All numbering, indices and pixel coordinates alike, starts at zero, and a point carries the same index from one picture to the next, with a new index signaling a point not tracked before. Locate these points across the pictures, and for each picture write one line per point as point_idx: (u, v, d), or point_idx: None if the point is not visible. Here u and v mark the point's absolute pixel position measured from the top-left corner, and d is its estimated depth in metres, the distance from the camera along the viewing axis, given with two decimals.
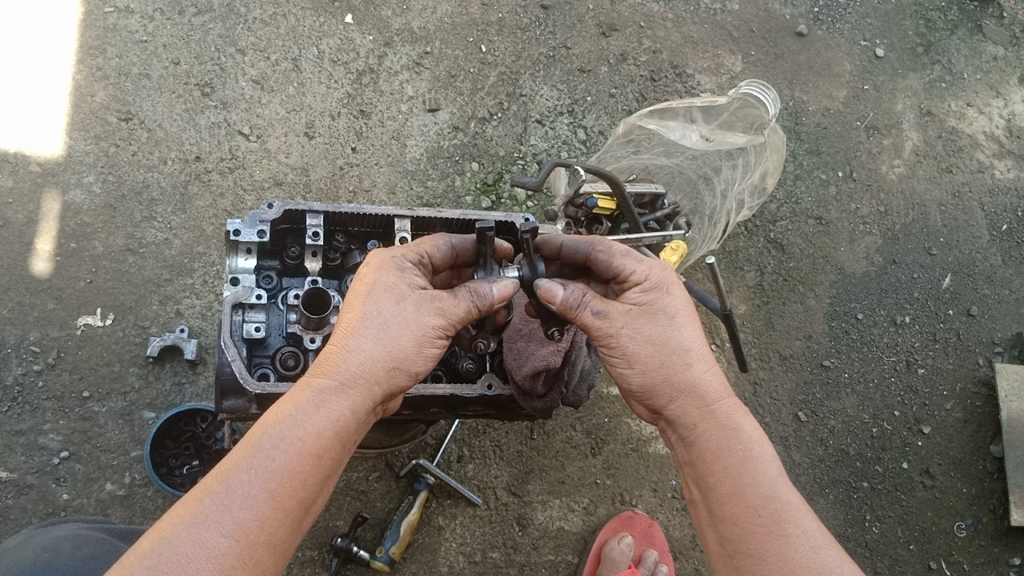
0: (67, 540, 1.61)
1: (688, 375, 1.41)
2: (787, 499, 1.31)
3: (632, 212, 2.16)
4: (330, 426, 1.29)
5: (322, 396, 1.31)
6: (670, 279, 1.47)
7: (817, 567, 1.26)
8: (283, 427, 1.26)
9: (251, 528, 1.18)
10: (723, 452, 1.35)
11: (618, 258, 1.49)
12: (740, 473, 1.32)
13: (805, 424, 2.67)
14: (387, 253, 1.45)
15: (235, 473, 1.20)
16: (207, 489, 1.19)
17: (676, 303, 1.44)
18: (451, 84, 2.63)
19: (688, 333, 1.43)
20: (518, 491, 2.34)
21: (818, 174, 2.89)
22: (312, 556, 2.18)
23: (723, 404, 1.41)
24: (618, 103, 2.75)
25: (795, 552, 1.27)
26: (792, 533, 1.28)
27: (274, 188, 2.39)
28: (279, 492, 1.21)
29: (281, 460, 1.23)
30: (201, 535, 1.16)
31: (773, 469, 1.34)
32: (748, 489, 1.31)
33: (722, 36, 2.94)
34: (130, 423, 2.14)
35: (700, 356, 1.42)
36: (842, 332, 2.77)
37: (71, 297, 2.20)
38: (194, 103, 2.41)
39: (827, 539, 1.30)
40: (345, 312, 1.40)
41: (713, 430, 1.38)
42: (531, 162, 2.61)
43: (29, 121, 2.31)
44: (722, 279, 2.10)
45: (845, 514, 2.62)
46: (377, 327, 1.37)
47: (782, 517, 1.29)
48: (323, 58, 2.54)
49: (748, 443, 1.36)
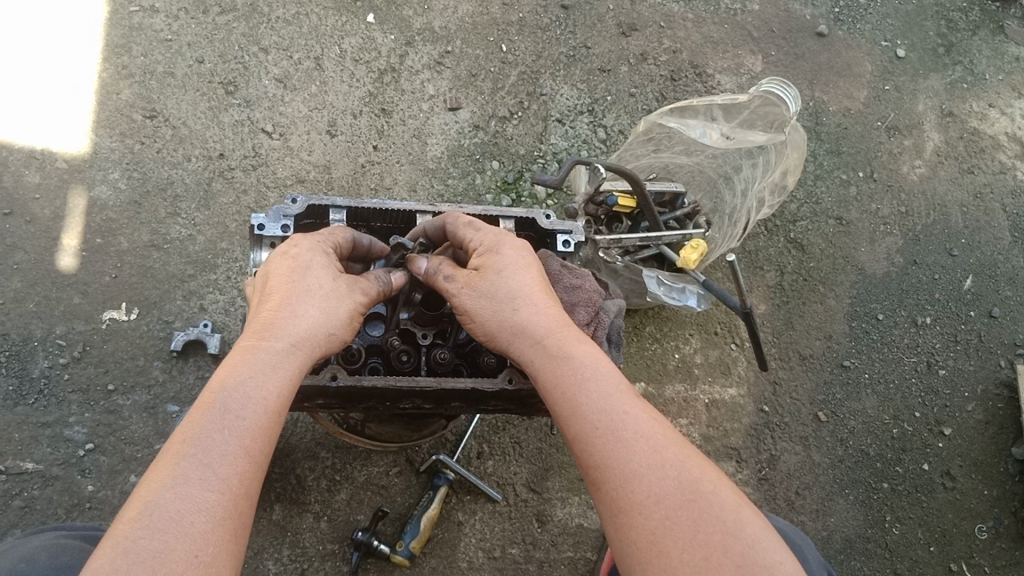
0: (47, 550, 1.51)
1: (512, 321, 1.45)
2: (623, 411, 1.31)
3: (653, 211, 2.22)
4: (283, 383, 1.29)
5: (273, 356, 1.30)
6: (506, 240, 1.54)
7: (654, 464, 1.24)
8: (240, 387, 1.24)
9: (235, 482, 1.16)
10: (557, 381, 1.37)
11: (464, 229, 1.60)
12: (573, 400, 1.34)
13: (825, 425, 2.66)
14: (299, 235, 1.48)
15: (207, 433, 1.17)
16: (181, 450, 1.16)
17: (506, 261, 1.50)
18: (472, 84, 2.64)
19: (519, 279, 1.47)
20: (537, 488, 2.35)
21: (838, 174, 2.89)
22: (334, 549, 2.18)
23: (558, 337, 1.42)
24: (638, 103, 2.76)
25: (633, 453, 1.26)
26: (626, 437, 1.28)
27: (297, 185, 2.41)
28: (252, 449, 1.20)
29: (247, 417, 1.22)
30: (190, 491, 1.12)
31: (603, 388, 1.34)
32: (585, 410, 1.32)
33: (742, 36, 2.94)
34: (155, 416, 2.16)
35: (527, 300, 1.46)
36: (862, 332, 2.77)
37: (96, 292, 2.22)
38: (218, 101, 2.43)
39: (666, 438, 1.29)
40: (274, 282, 1.39)
41: (548, 365, 1.39)
42: (551, 160, 2.63)
43: (54, 119, 2.33)
44: (741, 277, 2.12)
45: (864, 515, 2.61)
46: (312, 298, 1.38)
47: (614, 427, 1.29)
48: (346, 57, 2.56)
49: (579, 370, 1.37)
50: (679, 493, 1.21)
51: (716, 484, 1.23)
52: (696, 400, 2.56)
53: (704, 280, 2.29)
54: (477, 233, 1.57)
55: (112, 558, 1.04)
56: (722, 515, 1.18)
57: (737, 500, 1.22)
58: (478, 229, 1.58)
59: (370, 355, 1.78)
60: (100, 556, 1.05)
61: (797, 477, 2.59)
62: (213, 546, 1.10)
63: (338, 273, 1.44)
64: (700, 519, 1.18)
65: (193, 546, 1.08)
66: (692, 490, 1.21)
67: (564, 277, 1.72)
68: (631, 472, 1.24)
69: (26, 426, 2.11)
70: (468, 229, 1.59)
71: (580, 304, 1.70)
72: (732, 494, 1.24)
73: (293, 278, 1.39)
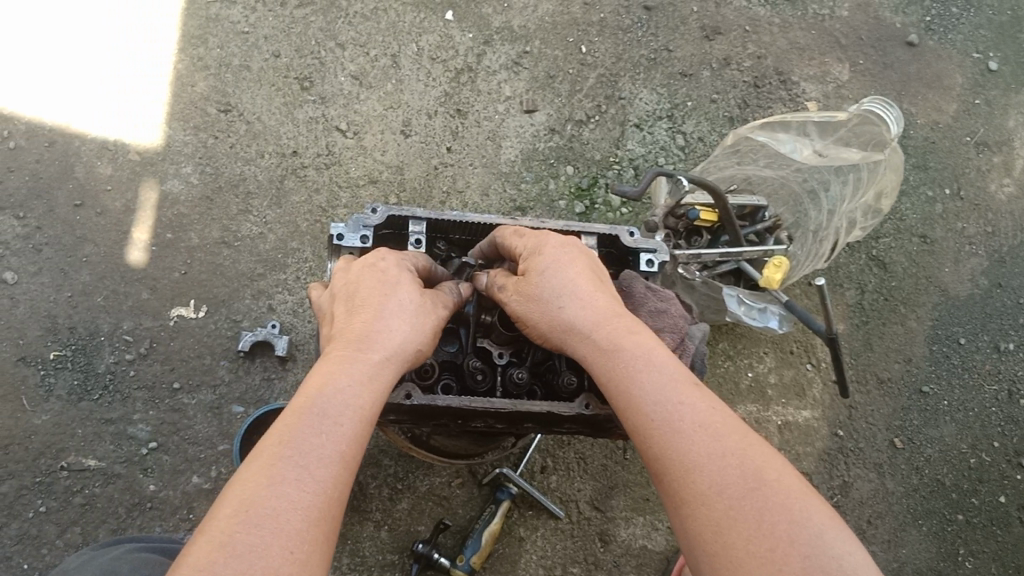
0: (128, 561, 1.48)
1: (560, 319, 1.31)
2: (679, 401, 1.18)
3: (734, 225, 2.14)
4: (379, 389, 1.24)
5: (369, 361, 1.24)
6: (551, 238, 1.42)
7: (719, 456, 1.12)
8: (336, 390, 1.19)
9: (329, 486, 1.11)
10: (611, 378, 1.25)
11: (512, 238, 1.50)
12: (628, 394, 1.22)
13: (900, 452, 2.56)
14: (378, 252, 1.44)
15: (305, 434, 1.13)
16: (277, 451, 1.11)
17: (550, 259, 1.36)
18: (549, 86, 2.58)
19: (567, 275, 1.34)
20: (601, 506, 2.29)
21: (924, 190, 2.77)
22: (393, 559, 2.15)
23: (608, 329, 1.28)
24: (719, 109, 2.66)
25: (691, 445, 1.14)
26: (686, 429, 1.15)
27: (368, 185, 2.36)
28: (349, 455, 1.16)
29: (347, 423, 1.17)
30: (287, 493, 1.07)
31: (660, 376, 1.21)
32: (640, 403, 1.20)
33: (830, 43, 2.82)
34: (219, 416, 2.13)
35: (576, 295, 1.32)
36: (943, 357, 2.65)
37: (165, 288, 2.21)
38: (293, 97, 2.40)
39: (728, 424, 1.17)
40: (366, 290, 1.34)
41: (600, 360, 1.26)
42: (627, 167, 2.54)
43: (129, 110, 2.31)
44: (828, 301, 2.02)
45: (937, 547, 2.50)
46: (404, 307, 1.33)
47: (674, 420, 1.17)
48: (422, 56, 2.51)
49: (634, 362, 1.23)
50: (743, 484, 1.09)
51: (782, 474, 1.11)
52: (768, 421, 2.48)
53: (787, 300, 2.17)
54: (523, 237, 1.47)
55: (209, 554, 1.00)
56: (789, 508, 1.07)
57: (804, 490, 1.11)
58: (526, 237, 1.47)
59: (444, 372, 1.73)
60: (196, 552, 1.01)
61: (869, 505, 2.50)
62: (307, 545, 1.05)
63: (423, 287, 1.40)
64: (765, 514, 1.06)
65: (287, 542, 1.03)
66: (756, 480, 1.10)
67: (648, 300, 1.64)
68: (691, 464, 1.13)
69: (92, 422, 2.10)
70: (514, 235, 1.50)
71: (665, 329, 1.61)
72: (800, 485, 1.12)
73: (386, 288, 1.34)
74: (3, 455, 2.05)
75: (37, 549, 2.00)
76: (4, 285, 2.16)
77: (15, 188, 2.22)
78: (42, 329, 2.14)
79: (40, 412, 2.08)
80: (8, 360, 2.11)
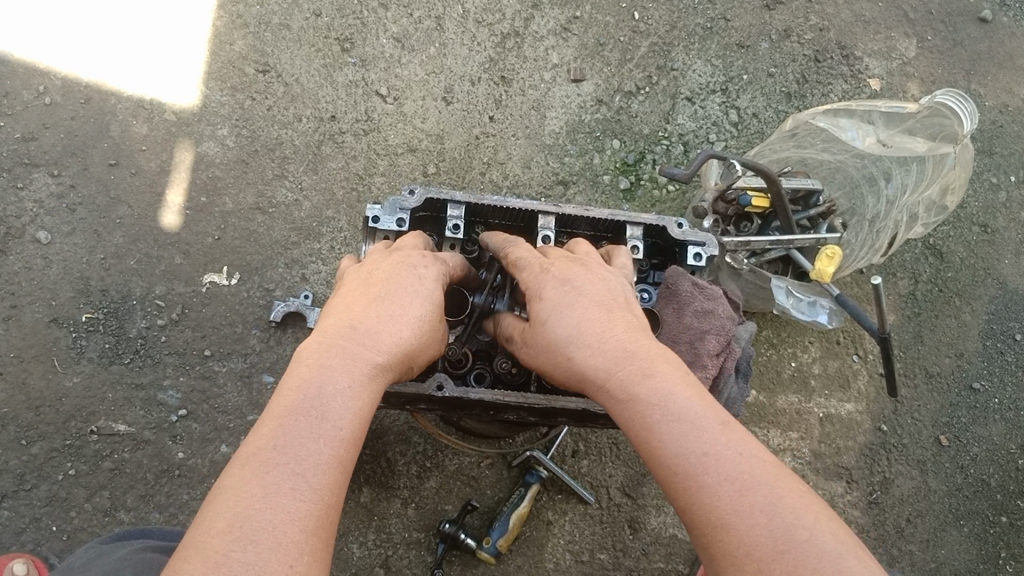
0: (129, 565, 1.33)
1: (572, 366, 1.19)
2: (702, 451, 1.02)
3: (787, 212, 2.04)
4: (377, 385, 1.09)
5: (366, 356, 1.09)
6: (552, 275, 1.29)
7: (746, 516, 0.96)
8: (331, 388, 1.04)
9: (326, 493, 0.97)
10: (628, 427, 1.10)
11: (528, 265, 1.37)
12: (647, 446, 1.07)
13: (946, 449, 2.46)
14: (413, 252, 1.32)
15: (299, 437, 0.99)
16: (262, 454, 0.97)
17: (552, 301, 1.24)
18: (599, 54, 2.47)
19: (571, 316, 1.21)
20: (632, 493, 2.24)
21: (988, 177, 2.63)
22: (419, 537, 2.12)
23: (622, 372, 1.13)
24: (776, 83, 2.53)
25: (715, 502, 0.98)
26: (712, 483, 0.99)
27: (407, 154, 2.30)
28: (346, 462, 1.02)
29: (345, 425, 1.03)
30: (281, 502, 0.93)
31: (678, 421, 1.05)
32: (660, 455, 1.05)
33: (897, 17, 2.67)
34: (249, 385, 2.11)
35: (589, 335, 1.18)
36: (996, 353, 2.55)
37: (198, 253, 2.17)
38: (333, 59, 2.33)
39: (758, 471, 1.00)
40: (371, 282, 1.21)
41: (617, 409, 1.12)
42: (676, 142, 2.43)
43: (166, 69, 2.26)
44: (883, 298, 1.93)
45: (978, 549, 2.42)
46: (407, 297, 1.20)
47: (697, 471, 1.01)
48: (468, 18, 2.42)
49: (654, 406, 1.07)
50: (773, 547, 0.93)
51: (818, 533, 0.94)
52: (809, 413, 2.40)
53: (838, 293, 2.09)
54: (533, 263, 1.36)
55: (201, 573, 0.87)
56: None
57: (846, 548, 0.93)
58: (534, 271, 1.34)
59: (477, 362, 1.68)
60: (188, 566, 0.88)
61: (910, 503, 2.41)
62: (307, 557, 0.91)
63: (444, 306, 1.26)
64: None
65: (285, 556, 0.90)
66: (788, 541, 0.93)
67: (695, 300, 1.57)
68: (719, 523, 0.97)
69: (122, 386, 2.08)
70: (519, 265, 1.39)
71: (711, 332, 1.54)
72: (843, 541, 0.94)
73: (391, 277, 1.22)
74: (33, 417, 2.04)
75: (65, 512, 1.99)
76: (37, 244, 2.12)
77: (49, 145, 2.17)
78: (74, 291, 2.11)
79: (70, 374, 2.07)
80: (40, 321, 2.09)
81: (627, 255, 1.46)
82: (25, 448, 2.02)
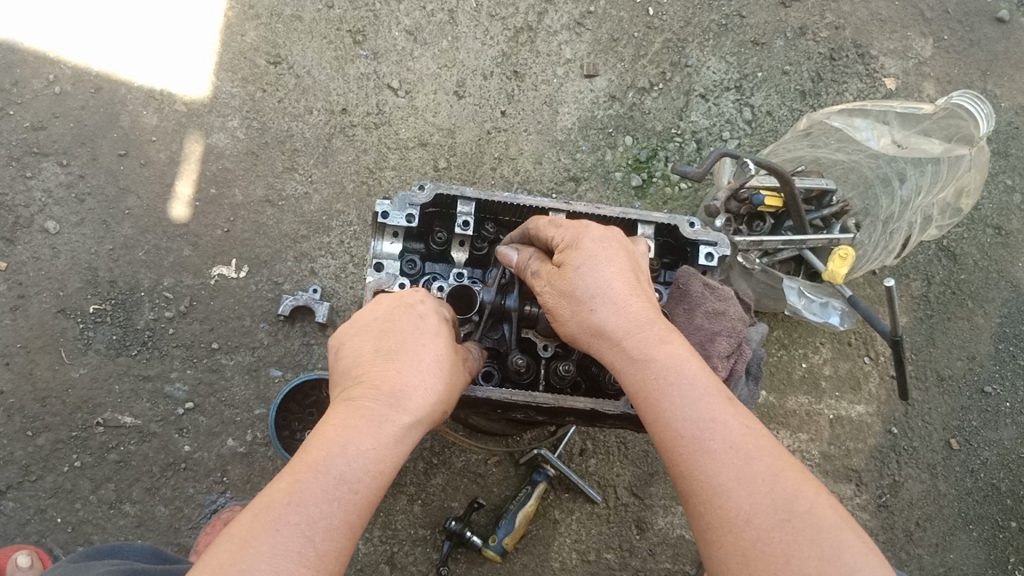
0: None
1: (590, 321, 1.21)
2: (709, 417, 1.06)
3: (800, 211, 2.01)
4: (402, 448, 1.08)
5: (392, 418, 1.08)
6: (588, 230, 1.30)
7: (748, 481, 1.01)
8: (354, 447, 1.03)
9: (329, 559, 0.95)
10: (639, 386, 1.13)
11: (556, 226, 1.38)
12: (654, 407, 1.10)
13: (956, 453, 2.44)
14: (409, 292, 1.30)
15: (314, 497, 0.97)
16: (275, 511, 0.95)
17: (585, 254, 1.25)
18: (612, 49, 2.45)
19: (601, 271, 1.22)
20: (640, 493, 2.22)
21: (1003, 179, 2.60)
22: (426, 534, 2.12)
23: (641, 333, 1.16)
24: (791, 81, 2.50)
25: (718, 468, 1.02)
26: (717, 447, 1.04)
27: (418, 148, 2.28)
28: (358, 527, 1.00)
29: (361, 487, 1.01)
30: (284, 567, 0.92)
31: (689, 389, 1.09)
32: (667, 418, 1.08)
33: (914, 16, 2.64)
34: (256, 379, 2.09)
35: (610, 296, 1.20)
36: (1009, 356, 2.52)
37: (207, 245, 2.15)
38: (345, 51, 2.31)
39: (761, 446, 1.05)
40: (398, 334, 1.20)
41: (627, 368, 1.15)
42: (689, 139, 2.41)
43: (177, 60, 2.24)
44: (896, 301, 1.90)
45: (987, 554, 2.40)
46: (437, 354, 1.18)
47: (704, 436, 1.05)
48: (481, 12, 2.40)
49: (668, 373, 1.11)
50: (771, 513, 0.98)
51: (817, 504, 0.99)
52: (819, 415, 2.39)
53: (850, 295, 2.07)
54: (565, 222, 1.37)
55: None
56: (821, 544, 0.95)
57: (842, 522, 0.99)
58: (564, 228, 1.35)
59: (485, 359, 1.66)
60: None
61: (919, 507, 2.40)
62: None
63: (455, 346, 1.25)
64: (793, 550, 0.95)
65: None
66: (788, 510, 0.98)
67: (706, 301, 1.54)
68: (717, 487, 1.01)
69: (129, 378, 2.07)
70: (552, 225, 1.39)
71: (721, 333, 1.52)
72: (838, 514, 1.00)
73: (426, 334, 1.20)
74: (40, 408, 2.03)
75: (71, 503, 1.99)
76: (45, 234, 2.11)
77: (58, 135, 2.16)
78: (82, 282, 2.10)
79: (77, 365, 2.06)
80: (47, 312, 2.08)
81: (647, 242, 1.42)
82: (31, 438, 2.01)
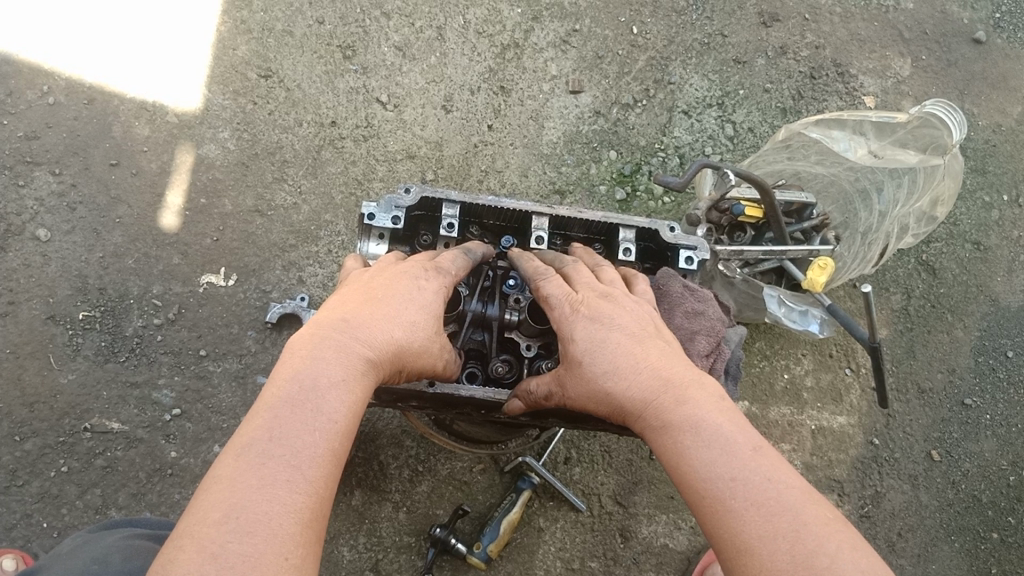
0: (117, 551, 1.33)
1: (608, 397, 1.22)
2: (731, 475, 1.03)
3: (780, 221, 2.05)
4: (367, 380, 1.09)
5: (358, 356, 1.09)
6: (579, 309, 1.32)
7: (772, 537, 0.96)
8: (326, 381, 1.03)
9: (319, 484, 0.95)
10: (664, 455, 1.12)
11: (547, 301, 1.39)
12: (677, 467, 1.09)
13: (937, 464, 2.47)
14: (377, 263, 1.32)
15: (294, 428, 0.97)
16: (252, 440, 0.95)
17: (584, 338, 1.27)
18: (597, 66, 2.50)
19: (605, 352, 1.24)
20: (623, 501, 2.24)
21: (981, 195, 2.65)
22: (410, 542, 2.12)
23: (659, 399, 1.16)
24: (772, 99, 2.56)
25: (741, 525, 0.98)
26: (740, 507, 1.00)
27: (406, 160, 2.32)
28: (341, 455, 1.00)
29: (340, 418, 1.02)
30: (273, 492, 0.91)
31: (711, 446, 1.07)
32: (693, 478, 1.06)
33: (892, 36, 2.71)
34: (243, 386, 2.11)
35: (623, 369, 1.21)
36: (988, 369, 2.56)
37: (196, 254, 2.18)
38: (335, 66, 2.36)
39: (787, 498, 1.00)
40: (364, 290, 1.21)
41: (652, 434, 1.15)
42: (673, 155, 2.46)
43: (169, 73, 2.28)
44: (873, 306, 1.91)
45: (969, 565, 2.42)
46: (406, 305, 1.20)
47: (725, 496, 1.02)
48: (468, 29, 2.46)
49: (688, 433, 1.10)
50: (794, 569, 0.92)
51: (840, 558, 0.93)
52: (802, 425, 2.41)
53: (829, 303, 2.10)
54: (558, 297, 1.38)
55: (198, 563, 0.84)
56: None
57: (867, 575, 0.91)
58: (554, 305, 1.37)
59: (470, 360, 1.68)
60: (182, 556, 0.85)
61: (901, 518, 2.41)
62: (303, 548, 0.90)
63: (426, 285, 1.26)
64: None
65: (281, 547, 0.88)
66: (810, 566, 0.92)
67: (684, 301, 1.58)
68: (744, 546, 0.97)
69: (117, 384, 2.09)
70: (543, 299, 1.40)
71: (701, 333, 1.55)
72: (864, 570, 0.92)
73: (394, 286, 1.22)
74: (28, 413, 2.04)
75: (56, 509, 1.99)
76: (36, 242, 2.14)
77: (51, 144, 2.19)
78: (71, 289, 2.13)
79: (65, 371, 2.08)
80: (37, 318, 2.10)
81: (646, 282, 1.49)
82: (18, 444, 2.02)
